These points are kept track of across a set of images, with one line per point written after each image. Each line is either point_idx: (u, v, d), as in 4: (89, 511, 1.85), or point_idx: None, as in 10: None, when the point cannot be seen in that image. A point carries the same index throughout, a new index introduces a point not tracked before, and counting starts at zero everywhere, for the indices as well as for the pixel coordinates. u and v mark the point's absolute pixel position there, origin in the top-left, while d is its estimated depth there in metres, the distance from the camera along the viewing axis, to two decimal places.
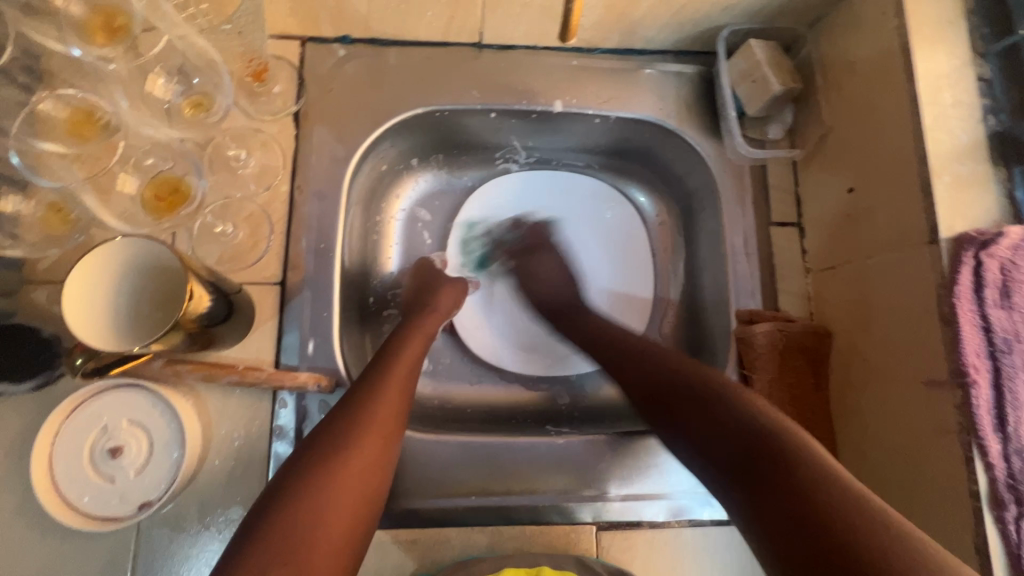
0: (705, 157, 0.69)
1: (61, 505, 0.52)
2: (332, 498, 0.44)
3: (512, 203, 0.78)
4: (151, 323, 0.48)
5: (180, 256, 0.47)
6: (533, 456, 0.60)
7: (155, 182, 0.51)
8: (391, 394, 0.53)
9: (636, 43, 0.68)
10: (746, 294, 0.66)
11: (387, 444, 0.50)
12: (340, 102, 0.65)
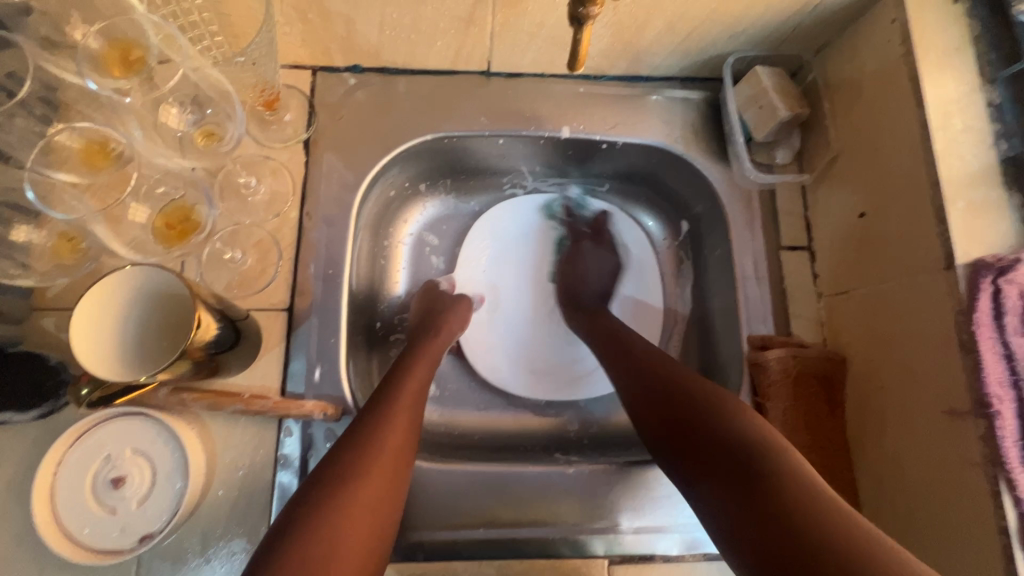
0: (712, 181, 0.69)
1: (62, 536, 0.52)
2: (340, 531, 0.43)
3: (514, 227, 0.78)
4: (157, 350, 0.47)
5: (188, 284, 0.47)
6: (543, 486, 0.59)
7: (166, 211, 0.52)
8: (400, 419, 0.52)
9: (642, 70, 0.69)
10: (758, 319, 0.65)
11: (395, 473, 0.49)
12: (349, 130, 0.66)
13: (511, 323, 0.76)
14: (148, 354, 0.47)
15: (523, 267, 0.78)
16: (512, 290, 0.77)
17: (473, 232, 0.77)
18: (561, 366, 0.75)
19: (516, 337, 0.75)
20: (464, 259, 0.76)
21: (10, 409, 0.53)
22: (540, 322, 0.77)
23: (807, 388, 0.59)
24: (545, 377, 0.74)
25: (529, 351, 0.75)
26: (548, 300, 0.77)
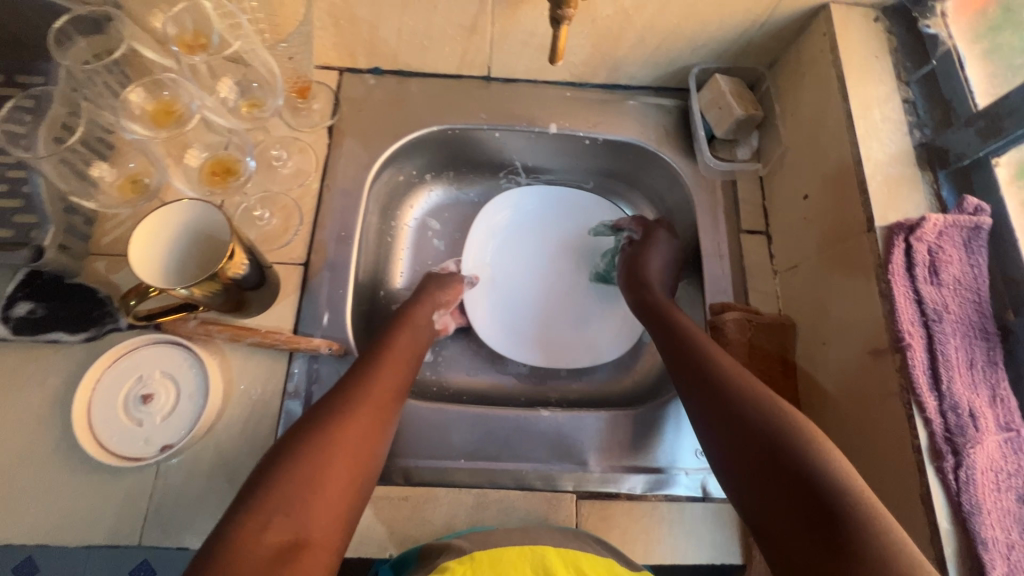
0: (681, 173, 0.78)
1: (93, 443, 0.59)
2: (327, 467, 0.49)
3: (514, 217, 0.87)
4: (195, 267, 0.57)
5: (228, 220, 0.56)
6: (521, 428, 0.65)
7: (213, 161, 0.62)
8: (384, 379, 0.59)
9: (621, 79, 0.80)
10: (719, 291, 0.72)
11: (378, 423, 0.55)
12: (368, 119, 0.77)
13: (504, 300, 0.83)
14: (183, 270, 0.56)
15: (520, 251, 0.86)
16: (507, 270, 0.84)
17: (480, 220, 0.85)
18: (549, 340, 0.81)
19: (507, 312, 0.82)
20: (472, 242, 0.84)
21: (62, 329, 0.62)
22: (534, 297, 0.83)
23: (760, 349, 0.66)
24: (533, 347, 0.80)
25: (520, 326, 0.81)
26: (539, 280, 0.84)
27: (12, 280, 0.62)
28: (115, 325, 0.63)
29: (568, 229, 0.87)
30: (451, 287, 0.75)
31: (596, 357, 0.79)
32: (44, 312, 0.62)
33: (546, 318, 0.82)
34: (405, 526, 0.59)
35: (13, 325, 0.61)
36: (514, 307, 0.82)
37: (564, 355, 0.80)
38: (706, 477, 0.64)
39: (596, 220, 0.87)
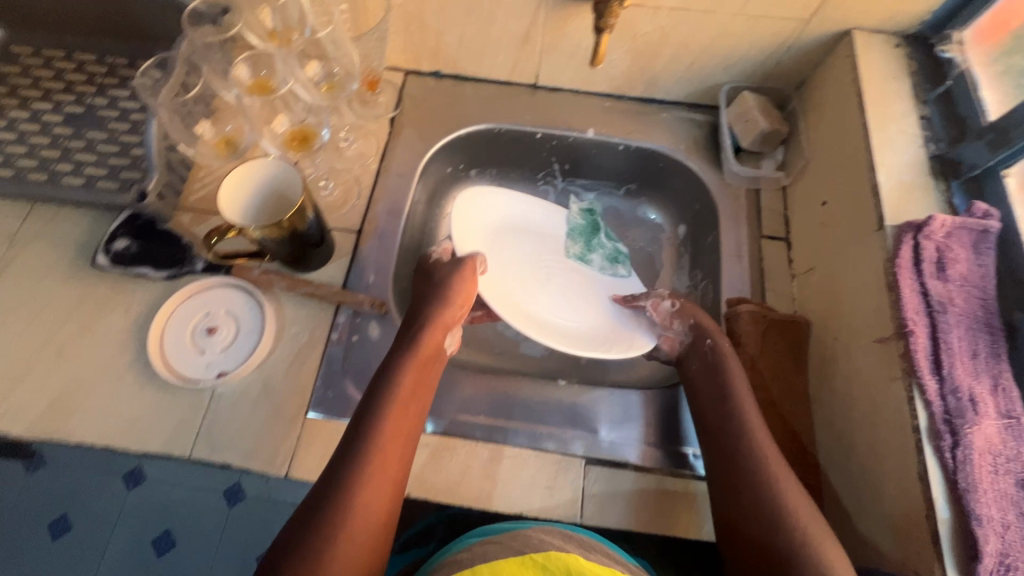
0: (707, 182, 0.84)
1: (162, 366, 0.67)
2: (340, 545, 0.49)
3: (529, 213, 0.87)
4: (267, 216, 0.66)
5: (301, 177, 0.64)
6: (539, 394, 0.70)
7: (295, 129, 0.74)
8: (390, 430, 0.57)
9: (656, 94, 0.88)
10: (737, 289, 0.76)
11: (391, 484, 0.55)
12: (426, 114, 0.87)
13: (503, 274, 0.79)
14: (259, 214, 0.66)
15: (528, 245, 0.84)
16: (515, 245, 0.83)
17: (489, 198, 0.84)
18: (546, 321, 0.76)
19: (506, 285, 0.78)
20: (467, 199, 0.81)
21: (149, 265, 0.71)
22: (534, 286, 0.80)
23: (772, 342, 0.70)
24: (528, 322, 0.74)
25: (515, 301, 0.77)
26: (543, 270, 0.82)
27: (117, 221, 0.73)
28: (192, 268, 0.72)
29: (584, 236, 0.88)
30: (456, 300, 0.68)
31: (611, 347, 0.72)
32: (139, 249, 0.72)
33: (546, 304, 0.78)
34: (425, 469, 0.64)
35: (111, 257, 0.71)
36: (513, 283, 0.79)
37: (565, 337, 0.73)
38: None
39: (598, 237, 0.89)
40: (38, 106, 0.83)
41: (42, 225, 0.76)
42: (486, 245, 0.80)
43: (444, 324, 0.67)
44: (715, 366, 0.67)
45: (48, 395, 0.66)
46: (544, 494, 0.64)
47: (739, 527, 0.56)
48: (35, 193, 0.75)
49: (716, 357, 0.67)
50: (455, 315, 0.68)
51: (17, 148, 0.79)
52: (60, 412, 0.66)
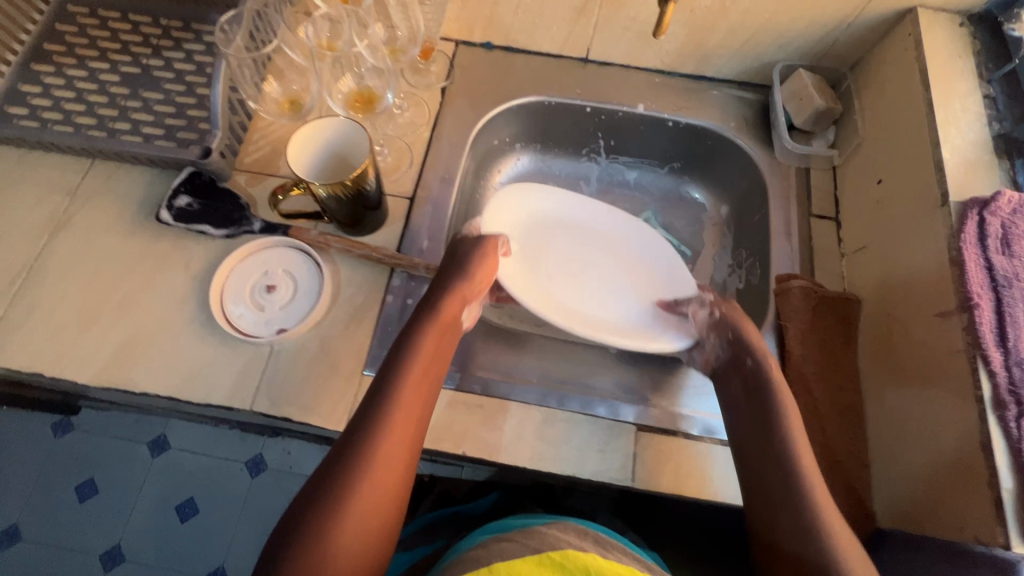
0: (756, 160, 0.84)
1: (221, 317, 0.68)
2: (345, 522, 0.51)
3: (575, 206, 0.85)
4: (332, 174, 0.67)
5: (366, 137, 0.65)
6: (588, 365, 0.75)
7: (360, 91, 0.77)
8: (402, 415, 0.57)
9: (707, 71, 0.88)
10: (786, 266, 0.77)
11: (398, 468, 0.55)
12: (476, 85, 0.87)
13: (527, 272, 0.77)
14: (321, 173, 0.67)
15: (562, 232, 0.83)
16: (552, 246, 0.81)
17: (541, 191, 0.83)
18: (582, 316, 0.74)
19: (528, 282, 0.76)
20: (502, 199, 0.79)
21: (209, 223, 0.73)
22: (577, 289, 0.78)
23: (822, 318, 0.71)
24: (554, 312, 0.72)
25: (555, 301, 0.75)
26: (577, 271, 0.80)
27: (177, 177, 0.75)
28: (249, 227, 0.73)
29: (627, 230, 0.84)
30: (473, 276, 0.68)
31: (647, 341, 0.70)
32: (199, 207, 0.74)
33: (583, 303, 0.76)
34: (480, 429, 0.66)
35: (174, 213, 0.73)
36: (537, 282, 0.77)
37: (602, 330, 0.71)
38: None
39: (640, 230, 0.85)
40: (95, 65, 0.85)
41: (102, 181, 0.77)
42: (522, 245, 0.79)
43: (460, 299, 0.66)
44: (756, 386, 0.64)
45: (112, 345, 0.68)
46: (596, 458, 0.65)
47: (776, 542, 0.56)
48: (96, 148, 0.76)
49: (757, 378, 0.64)
50: (472, 291, 0.68)
51: (79, 108, 0.82)
52: (123, 362, 0.67)
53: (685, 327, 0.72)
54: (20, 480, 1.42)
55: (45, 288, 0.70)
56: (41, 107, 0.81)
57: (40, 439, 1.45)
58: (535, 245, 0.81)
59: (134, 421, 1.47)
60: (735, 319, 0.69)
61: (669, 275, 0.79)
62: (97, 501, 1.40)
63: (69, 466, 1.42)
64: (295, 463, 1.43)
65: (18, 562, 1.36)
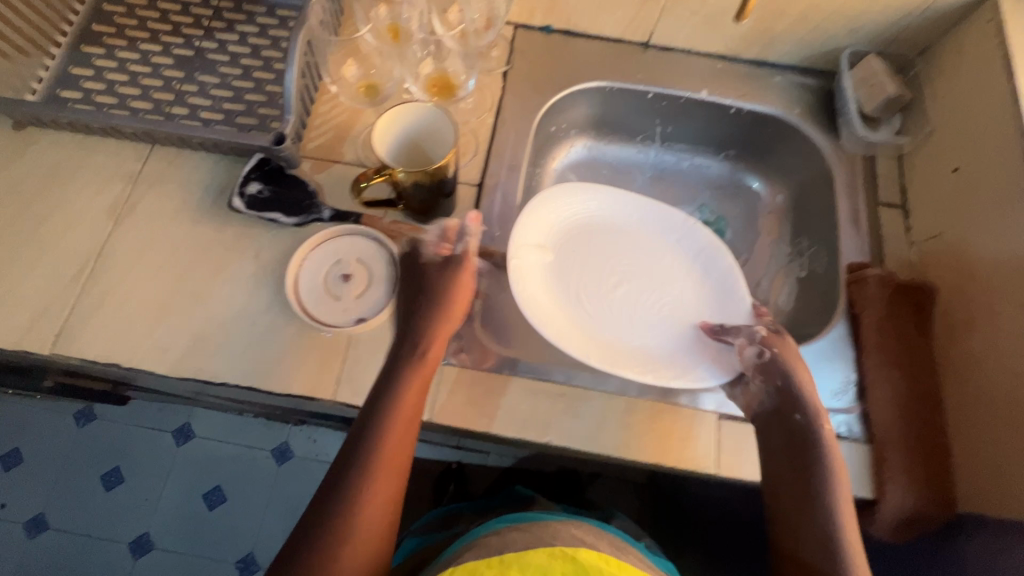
0: (822, 146, 0.84)
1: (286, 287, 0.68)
2: (352, 532, 0.52)
3: (600, 203, 0.81)
4: (414, 158, 0.70)
5: (453, 126, 0.66)
6: None
7: (439, 80, 0.82)
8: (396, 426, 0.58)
9: (770, 57, 0.87)
10: (857, 253, 0.77)
11: (396, 480, 0.56)
12: (538, 69, 0.85)
13: (560, 299, 0.74)
14: (402, 158, 0.69)
15: (592, 245, 0.79)
16: (581, 264, 0.77)
17: (562, 190, 0.78)
18: (618, 349, 0.71)
19: (562, 312, 0.72)
20: (525, 221, 0.74)
21: (280, 212, 0.71)
22: (611, 312, 0.75)
23: (897, 307, 0.71)
24: (589, 350, 0.69)
25: (591, 331, 0.72)
26: (612, 285, 0.77)
27: (247, 164, 0.73)
28: (319, 216, 0.72)
29: (671, 248, 0.80)
30: (446, 303, 0.65)
31: (686, 378, 0.67)
32: (269, 194, 0.72)
33: (619, 329, 0.73)
34: (564, 417, 0.66)
35: (246, 200, 0.72)
36: (570, 308, 0.73)
37: (639, 368, 0.68)
38: (837, 416, 0.69)
39: (675, 249, 0.80)
40: (146, 46, 0.82)
41: (163, 168, 0.75)
42: (549, 269, 0.75)
43: (442, 334, 0.64)
44: (801, 444, 0.61)
45: (187, 336, 0.67)
46: (680, 445, 0.66)
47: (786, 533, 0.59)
48: (157, 134, 0.74)
49: (802, 436, 0.62)
50: (452, 324, 0.65)
51: (133, 91, 0.79)
52: (200, 353, 0.67)
53: (728, 360, 0.69)
54: (47, 469, 1.41)
55: (113, 278, 0.69)
56: (93, 90, 0.78)
57: (66, 428, 1.43)
58: (562, 264, 0.76)
59: (158, 409, 1.45)
60: (786, 365, 0.65)
61: (714, 299, 0.76)
62: (125, 489, 1.39)
63: (97, 455, 1.42)
64: (322, 451, 1.42)
65: (48, 550, 1.35)
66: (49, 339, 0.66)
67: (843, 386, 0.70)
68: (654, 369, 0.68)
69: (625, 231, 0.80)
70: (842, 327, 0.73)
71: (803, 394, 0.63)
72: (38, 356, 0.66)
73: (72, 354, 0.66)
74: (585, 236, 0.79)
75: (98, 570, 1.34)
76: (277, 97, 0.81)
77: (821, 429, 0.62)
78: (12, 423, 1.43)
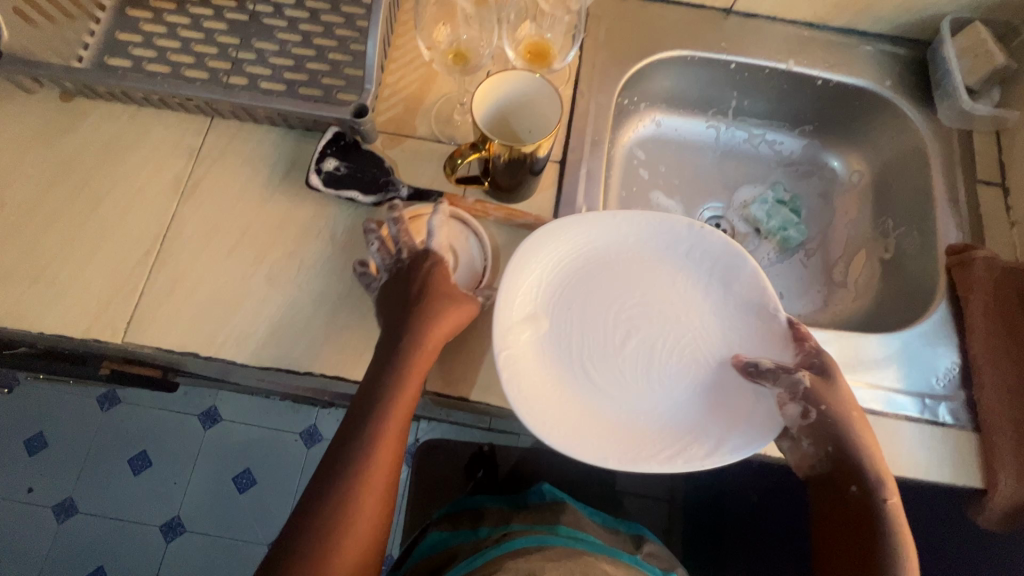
0: (915, 121, 0.80)
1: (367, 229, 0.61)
2: (335, 558, 0.49)
3: (590, 237, 0.66)
4: (510, 131, 0.66)
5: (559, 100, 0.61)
6: None
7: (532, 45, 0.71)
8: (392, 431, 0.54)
9: (860, 24, 0.82)
10: (955, 235, 0.74)
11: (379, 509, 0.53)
12: (616, 37, 0.80)
13: (562, 376, 0.61)
14: (498, 128, 0.65)
15: (593, 287, 0.66)
16: (580, 314, 0.65)
17: (544, 234, 0.63)
18: (641, 425, 0.60)
19: (565, 396, 0.60)
20: (508, 282, 0.61)
21: (358, 190, 0.67)
22: (623, 369, 0.62)
23: (1006, 291, 0.68)
24: (607, 441, 0.58)
25: (604, 405, 0.60)
26: (620, 337, 0.64)
27: (322, 138, 0.69)
28: (396, 193, 0.68)
29: (682, 267, 0.66)
30: (446, 307, 0.58)
31: (727, 452, 0.56)
32: (347, 171, 0.68)
33: (637, 394, 0.61)
34: None
35: (323, 177, 0.67)
36: (576, 384, 0.61)
37: (669, 451, 0.57)
38: (940, 403, 0.66)
39: (685, 266, 0.66)
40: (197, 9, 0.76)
41: (226, 142, 0.70)
42: (546, 331, 0.63)
43: (439, 331, 0.58)
44: (860, 521, 0.57)
45: (266, 323, 0.63)
46: None
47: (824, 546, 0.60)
48: (220, 106, 0.69)
49: (861, 511, 0.57)
50: (447, 331, 0.59)
51: (178, 50, 0.71)
52: (281, 340, 0.63)
53: (767, 416, 0.58)
54: (71, 454, 1.34)
55: (182, 262, 0.65)
56: (142, 58, 0.70)
57: (89, 413, 1.37)
58: (560, 318, 0.64)
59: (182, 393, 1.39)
60: (838, 428, 0.58)
61: (743, 324, 0.64)
62: (151, 474, 1.33)
63: (123, 439, 1.35)
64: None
65: (79, 536, 1.29)
66: (119, 327, 0.63)
67: (944, 371, 0.68)
68: (686, 449, 0.57)
69: (628, 261, 0.67)
70: (944, 311, 0.71)
71: (862, 461, 0.58)
72: (109, 345, 0.63)
73: (144, 343, 0.62)
74: (583, 279, 0.66)
75: (128, 556, 1.27)
76: (342, 65, 0.72)
77: (884, 504, 0.56)
78: (32, 409, 1.37)
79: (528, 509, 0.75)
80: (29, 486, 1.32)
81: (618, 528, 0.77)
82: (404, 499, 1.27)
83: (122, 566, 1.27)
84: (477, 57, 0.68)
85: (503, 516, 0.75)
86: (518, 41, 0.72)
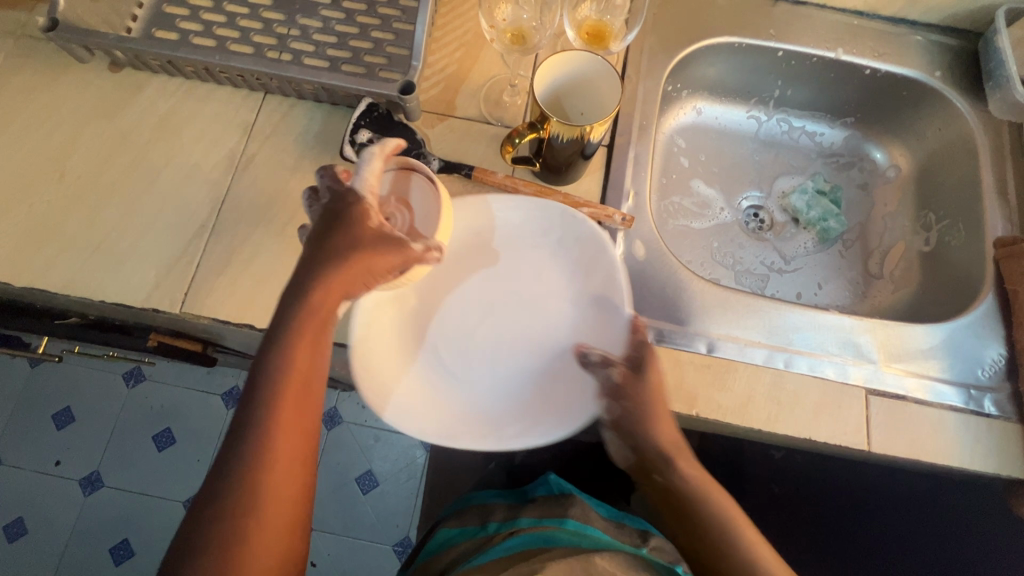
0: (965, 112, 0.79)
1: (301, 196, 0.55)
2: (256, 535, 0.45)
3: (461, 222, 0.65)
4: (558, 108, 0.67)
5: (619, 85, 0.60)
6: (818, 335, 0.68)
7: (590, 28, 0.72)
8: (287, 420, 0.48)
9: (911, 14, 0.82)
10: (1003, 228, 0.74)
11: (293, 508, 0.48)
12: (664, 23, 0.81)
13: (410, 353, 0.62)
14: (550, 104, 0.66)
15: (463, 270, 0.66)
16: (451, 297, 0.65)
17: None
18: (470, 405, 0.61)
19: (412, 374, 0.61)
20: None
21: None
22: (473, 350, 0.64)
23: None
24: (433, 417, 0.59)
25: (440, 382, 0.61)
26: (478, 320, 0.65)
27: (355, 111, 0.69)
28: (427, 166, 0.68)
29: (552, 253, 0.66)
30: (352, 257, 0.48)
31: (532, 437, 0.58)
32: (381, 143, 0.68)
33: (478, 374, 0.62)
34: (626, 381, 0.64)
35: (358, 148, 0.68)
36: (422, 362, 0.62)
37: (483, 432, 0.59)
38: (986, 395, 0.66)
39: (552, 252, 0.66)
40: None
41: (278, 118, 0.71)
42: (411, 308, 0.63)
43: (340, 288, 0.49)
44: (679, 504, 0.61)
45: None
46: (832, 421, 0.64)
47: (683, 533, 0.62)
48: (275, 84, 0.70)
49: (671, 493, 0.61)
50: (348, 279, 0.49)
51: (219, 18, 0.70)
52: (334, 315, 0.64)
53: (577, 407, 0.59)
54: (98, 428, 1.37)
55: (237, 236, 0.66)
56: (189, 30, 0.69)
57: (117, 388, 1.39)
58: (429, 299, 0.64)
59: (205, 371, 1.41)
60: (638, 420, 0.58)
61: (594, 314, 0.64)
62: (177, 449, 1.36)
63: (150, 414, 1.38)
64: (371, 417, 1.31)
65: (106, 508, 1.31)
66: (177, 297, 0.64)
67: (989, 362, 0.68)
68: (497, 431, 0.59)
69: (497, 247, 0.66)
70: (990, 304, 0.71)
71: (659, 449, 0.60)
72: (167, 315, 0.64)
73: (201, 314, 0.64)
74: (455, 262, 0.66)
75: (154, 529, 1.30)
76: (384, 43, 0.70)
77: (682, 480, 0.60)
78: (63, 382, 1.40)
79: (535, 501, 0.73)
80: (56, 459, 1.34)
81: (622, 522, 0.70)
82: (420, 481, 1.28)
83: (149, 537, 1.30)
84: (535, 38, 0.69)
85: (510, 511, 0.73)
86: (579, 22, 0.72)
